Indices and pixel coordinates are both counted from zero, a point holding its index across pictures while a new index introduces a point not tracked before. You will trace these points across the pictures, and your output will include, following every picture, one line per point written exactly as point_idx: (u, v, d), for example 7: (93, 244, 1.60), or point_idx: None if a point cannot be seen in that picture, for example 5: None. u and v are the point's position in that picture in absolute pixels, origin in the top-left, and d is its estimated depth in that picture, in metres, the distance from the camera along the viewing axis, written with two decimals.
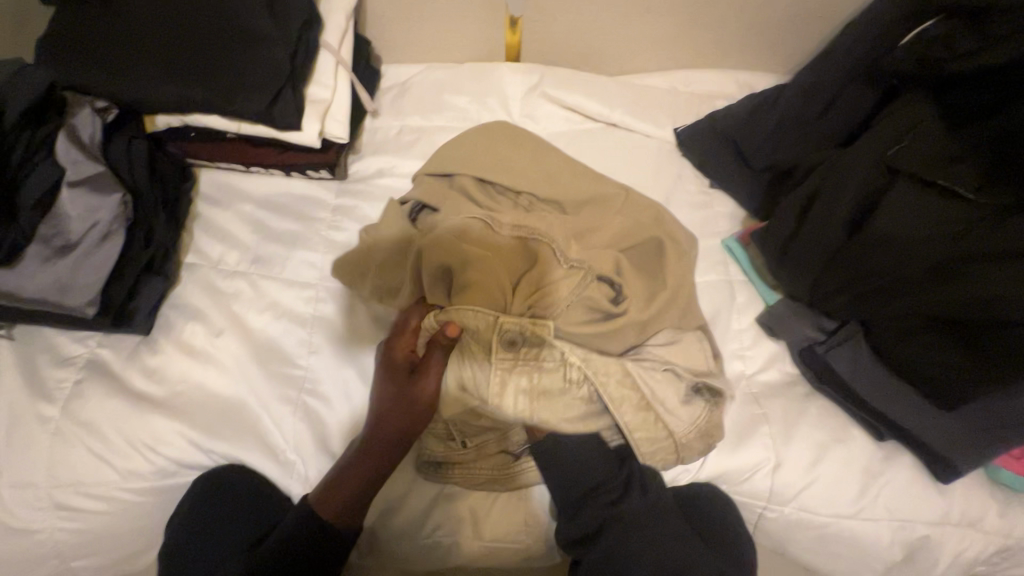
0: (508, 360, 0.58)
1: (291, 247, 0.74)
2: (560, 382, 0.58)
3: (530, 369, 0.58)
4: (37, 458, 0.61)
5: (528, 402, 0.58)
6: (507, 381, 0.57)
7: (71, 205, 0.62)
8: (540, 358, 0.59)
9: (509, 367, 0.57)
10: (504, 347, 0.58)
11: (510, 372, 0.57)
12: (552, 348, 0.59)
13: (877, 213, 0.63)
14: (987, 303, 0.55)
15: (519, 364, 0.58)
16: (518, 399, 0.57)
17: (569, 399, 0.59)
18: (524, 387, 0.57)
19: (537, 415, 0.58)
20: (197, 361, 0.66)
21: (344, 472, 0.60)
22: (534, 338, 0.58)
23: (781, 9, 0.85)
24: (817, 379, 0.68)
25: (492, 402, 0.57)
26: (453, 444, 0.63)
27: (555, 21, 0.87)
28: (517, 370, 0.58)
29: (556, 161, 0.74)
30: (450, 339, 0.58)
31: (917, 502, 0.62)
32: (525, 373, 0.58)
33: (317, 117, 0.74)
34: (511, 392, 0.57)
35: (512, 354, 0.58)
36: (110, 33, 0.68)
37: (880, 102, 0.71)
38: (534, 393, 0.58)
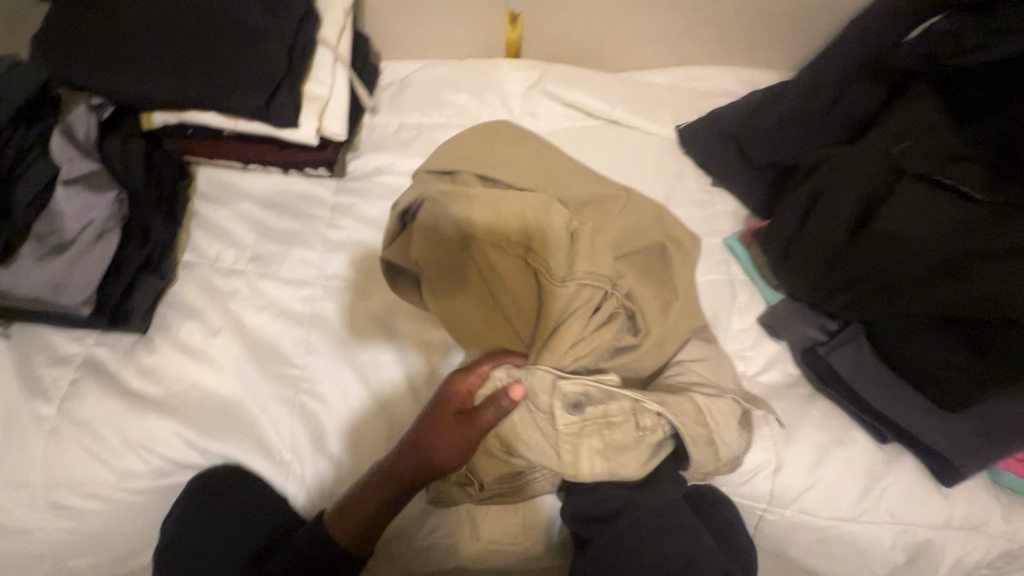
0: (576, 422, 0.54)
1: (289, 246, 0.73)
2: (632, 439, 0.55)
3: (602, 427, 0.55)
4: (32, 459, 0.61)
5: (601, 458, 0.54)
6: (578, 444, 0.54)
7: (66, 203, 0.61)
8: (608, 414, 0.55)
9: (577, 430, 0.54)
10: (570, 410, 0.55)
11: (580, 435, 0.54)
12: (619, 403, 0.55)
13: (880, 213, 0.62)
14: (993, 302, 0.55)
15: (587, 423, 0.54)
16: (586, 457, 0.54)
17: (637, 452, 0.55)
18: (598, 447, 0.54)
19: (602, 471, 0.54)
20: (195, 360, 0.66)
21: (356, 493, 0.59)
22: (598, 396, 0.55)
23: (784, 5, 0.84)
24: (819, 379, 0.67)
25: (565, 464, 0.54)
26: (470, 488, 0.60)
27: (556, 17, 0.86)
28: (587, 431, 0.54)
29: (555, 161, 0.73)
30: (512, 400, 0.54)
31: (919, 505, 0.61)
32: (596, 434, 0.54)
33: (314, 114, 0.73)
34: (585, 457, 0.54)
35: (579, 416, 0.55)
36: (106, 29, 0.67)
37: (886, 96, 0.70)
38: (601, 450, 0.55)
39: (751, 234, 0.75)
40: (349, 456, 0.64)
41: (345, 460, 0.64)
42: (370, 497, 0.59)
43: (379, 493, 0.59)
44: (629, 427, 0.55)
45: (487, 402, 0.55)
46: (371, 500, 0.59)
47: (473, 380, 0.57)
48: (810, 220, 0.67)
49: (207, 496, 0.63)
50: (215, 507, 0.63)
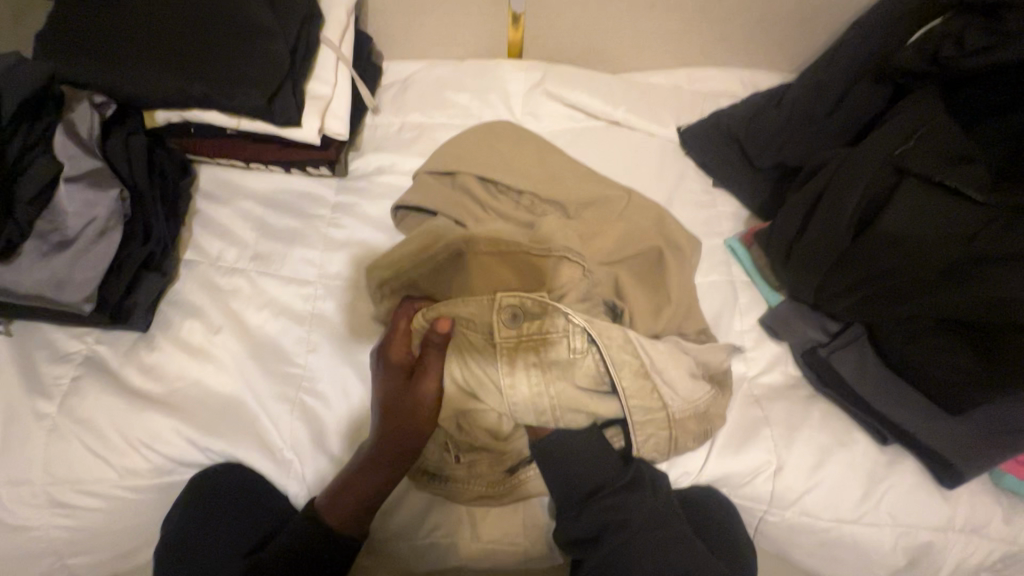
0: (514, 336, 0.58)
1: (290, 244, 0.73)
2: (564, 358, 0.58)
3: (537, 344, 0.58)
4: (32, 455, 0.61)
5: (539, 377, 0.57)
6: (514, 362, 0.57)
7: (69, 200, 0.61)
8: (542, 332, 0.58)
9: (515, 344, 0.58)
10: (509, 324, 0.58)
11: (515, 355, 0.58)
12: (554, 321, 0.58)
13: (886, 210, 0.62)
14: (996, 304, 0.55)
15: (523, 341, 0.58)
16: (528, 381, 0.57)
17: (578, 370, 0.58)
18: (535, 362, 0.58)
19: (553, 397, 0.57)
20: (195, 358, 0.66)
21: (354, 483, 0.58)
22: (534, 310, 0.58)
23: (787, 7, 0.84)
24: (820, 381, 0.67)
25: (505, 381, 0.57)
26: (449, 458, 0.62)
27: (559, 18, 0.86)
28: (523, 345, 0.58)
29: (556, 162, 0.73)
30: (444, 334, 0.57)
31: (921, 508, 0.61)
32: (532, 350, 0.58)
33: (317, 113, 0.73)
34: (522, 374, 0.57)
35: (517, 329, 0.58)
36: (110, 28, 0.68)
37: (886, 100, 0.71)
38: (538, 367, 0.58)
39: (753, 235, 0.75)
40: (349, 455, 0.64)
41: (346, 460, 0.64)
42: (362, 490, 0.58)
43: (367, 481, 0.58)
44: (566, 344, 0.58)
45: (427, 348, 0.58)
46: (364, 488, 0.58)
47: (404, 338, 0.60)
48: (814, 223, 0.66)
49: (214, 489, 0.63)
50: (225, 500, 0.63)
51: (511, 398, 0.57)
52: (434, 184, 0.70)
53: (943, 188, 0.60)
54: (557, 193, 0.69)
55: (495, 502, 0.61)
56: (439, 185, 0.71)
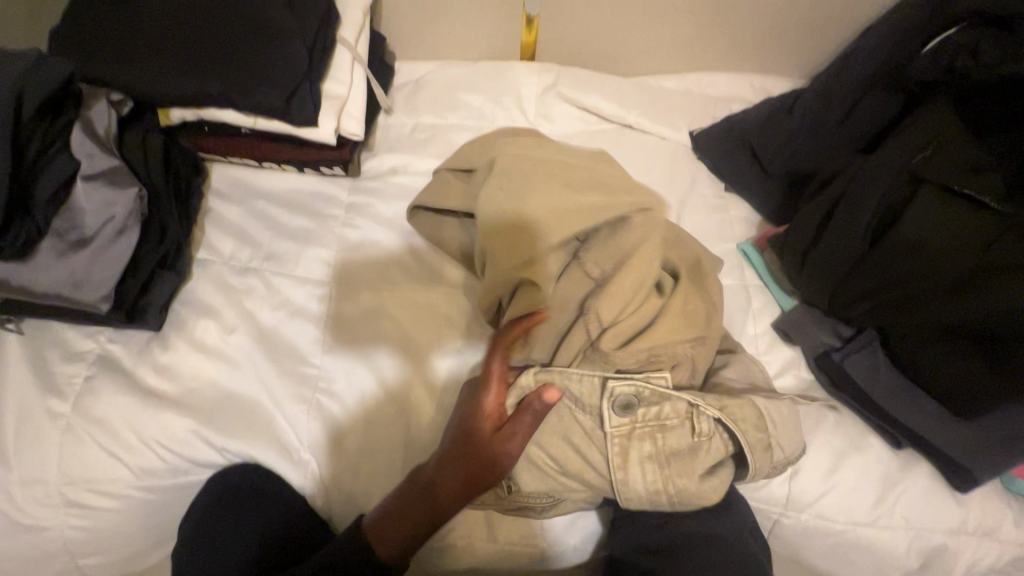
0: (627, 424, 0.57)
1: (303, 245, 0.73)
2: (687, 443, 0.56)
3: (653, 431, 0.57)
4: (47, 455, 0.60)
5: (657, 471, 0.56)
6: (630, 455, 0.56)
7: (86, 199, 0.61)
8: (661, 418, 0.57)
9: (629, 431, 0.57)
10: (618, 412, 0.57)
11: (630, 438, 0.57)
12: (673, 405, 0.57)
13: (903, 219, 0.62)
14: (1003, 314, 0.56)
15: (638, 429, 0.57)
16: (647, 475, 0.55)
17: (700, 458, 0.56)
18: (649, 453, 0.56)
19: (670, 488, 0.55)
20: (211, 358, 0.66)
21: (406, 502, 0.56)
22: (651, 397, 0.58)
23: (799, 13, 0.85)
24: (832, 386, 0.68)
25: (618, 476, 0.55)
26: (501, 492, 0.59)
27: (573, 21, 0.87)
28: (639, 434, 0.57)
29: (580, 168, 0.73)
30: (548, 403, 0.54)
31: (934, 511, 0.62)
32: (648, 438, 0.57)
33: (333, 114, 0.73)
34: (638, 464, 0.56)
35: (631, 418, 0.57)
36: (125, 26, 0.67)
37: (899, 108, 0.71)
38: (657, 462, 0.56)
39: (765, 240, 0.76)
40: (362, 459, 0.64)
41: (360, 462, 0.64)
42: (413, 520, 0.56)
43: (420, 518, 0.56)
44: (691, 429, 0.56)
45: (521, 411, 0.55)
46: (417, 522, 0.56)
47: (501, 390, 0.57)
48: (829, 231, 0.67)
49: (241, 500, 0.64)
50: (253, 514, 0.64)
51: (626, 490, 0.55)
52: (439, 183, 0.70)
53: (959, 199, 0.61)
54: None
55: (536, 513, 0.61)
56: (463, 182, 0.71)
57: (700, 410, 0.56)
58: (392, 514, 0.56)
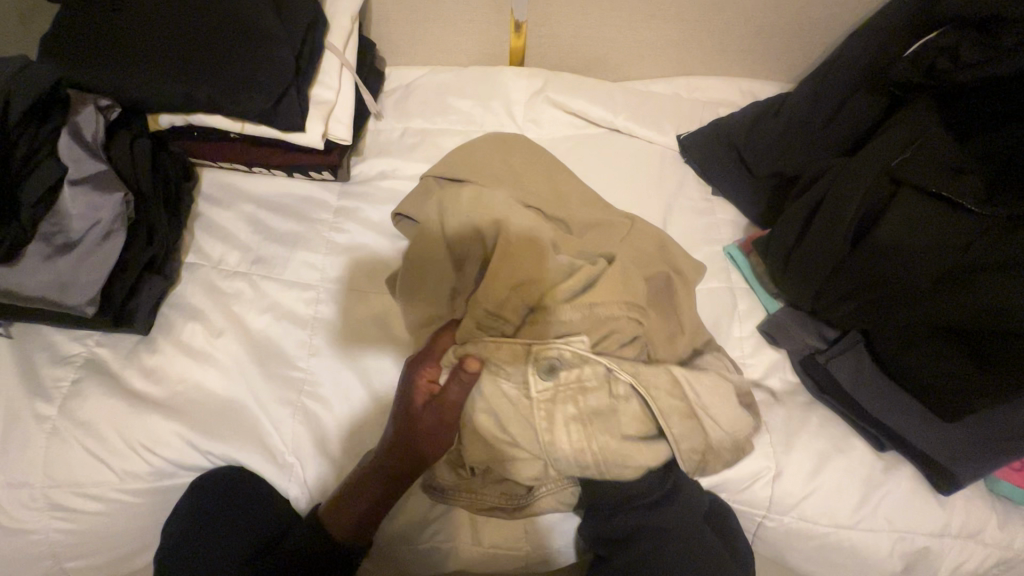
0: (550, 389, 0.57)
1: (292, 248, 0.73)
2: (607, 404, 0.57)
3: (575, 394, 0.57)
4: (33, 458, 0.60)
5: (580, 431, 0.57)
6: (553, 416, 0.56)
7: (73, 203, 0.62)
8: (582, 380, 0.57)
9: (552, 397, 0.56)
10: (544, 376, 0.57)
11: (554, 402, 0.57)
12: (593, 368, 0.57)
13: (883, 219, 0.62)
14: (990, 313, 0.56)
15: (561, 392, 0.57)
16: (569, 436, 0.56)
17: (621, 418, 0.57)
18: (573, 415, 0.57)
19: (594, 451, 0.56)
20: (198, 361, 0.66)
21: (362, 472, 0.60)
22: (572, 360, 0.57)
23: (785, 18, 0.85)
24: (818, 388, 0.68)
25: (543, 438, 0.56)
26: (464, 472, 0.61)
27: (561, 26, 0.87)
28: (561, 398, 0.57)
29: (565, 180, 0.74)
30: (472, 373, 0.56)
31: (917, 513, 0.62)
32: (569, 401, 0.57)
33: (321, 119, 0.74)
34: (561, 426, 0.56)
35: (552, 383, 0.56)
36: (114, 33, 0.68)
37: (883, 111, 0.72)
38: (581, 424, 0.57)
39: (751, 243, 0.77)
40: (348, 461, 0.64)
41: (347, 463, 0.64)
42: (364, 493, 0.59)
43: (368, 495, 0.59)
44: (615, 394, 0.57)
45: (451, 381, 0.57)
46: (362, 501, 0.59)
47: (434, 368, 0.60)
48: (811, 232, 0.67)
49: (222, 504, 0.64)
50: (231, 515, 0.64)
51: (552, 452, 0.56)
52: (424, 194, 0.72)
53: (942, 200, 0.61)
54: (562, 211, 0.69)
55: (508, 514, 0.62)
56: (448, 192, 0.71)
57: (617, 373, 0.57)
58: (355, 490, 0.59)
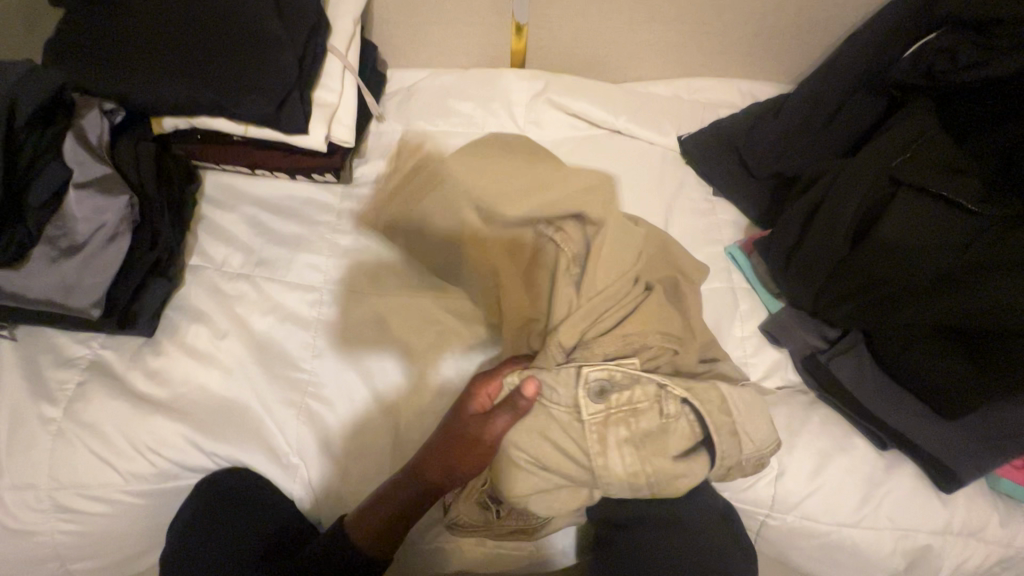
0: (602, 411, 0.56)
1: (295, 251, 0.74)
2: (657, 425, 0.56)
3: (627, 415, 0.56)
4: (38, 460, 0.61)
5: (634, 454, 0.55)
6: (605, 439, 0.55)
7: (78, 207, 0.62)
8: (634, 402, 0.56)
9: (603, 419, 0.55)
10: (594, 398, 0.56)
11: (606, 424, 0.55)
12: (643, 388, 0.57)
13: (884, 220, 0.63)
14: (989, 312, 0.57)
15: (612, 414, 0.56)
16: (622, 458, 0.54)
17: (672, 439, 0.55)
18: (626, 437, 0.55)
19: (647, 472, 0.55)
20: (202, 363, 0.66)
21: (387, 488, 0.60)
22: (622, 380, 0.58)
23: (785, 20, 0.86)
24: (820, 387, 0.68)
25: (596, 461, 0.54)
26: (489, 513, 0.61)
27: (562, 28, 0.88)
28: (613, 420, 0.56)
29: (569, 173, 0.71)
30: (529, 397, 0.56)
31: (919, 511, 0.62)
32: (622, 422, 0.56)
33: (324, 121, 0.74)
34: (613, 448, 0.55)
35: (604, 404, 0.56)
36: (118, 37, 0.68)
37: (879, 115, 0.73)
38: (631, 445, 0.55)
39: (752, 243, 0.77)
40: (352, 461, 0.64)
41: (350, 464, 0.65)
42: (400, 505, 0.59)
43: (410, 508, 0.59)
44: (661, 417, 0.56)
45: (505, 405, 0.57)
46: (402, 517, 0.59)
47: (491, 389, 0.59)
48: (812, 234, 0.67)
49: (222, 507, 0.64)
50: (228, 522, 0.64)
51: (604, 475, 0.54)
52: (430, 197, 0.72)
53: (940, 201, 0.62)
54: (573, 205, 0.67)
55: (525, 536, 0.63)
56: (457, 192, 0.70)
57: (668, 392, 0.57)
58: (372, 502, 0.60)
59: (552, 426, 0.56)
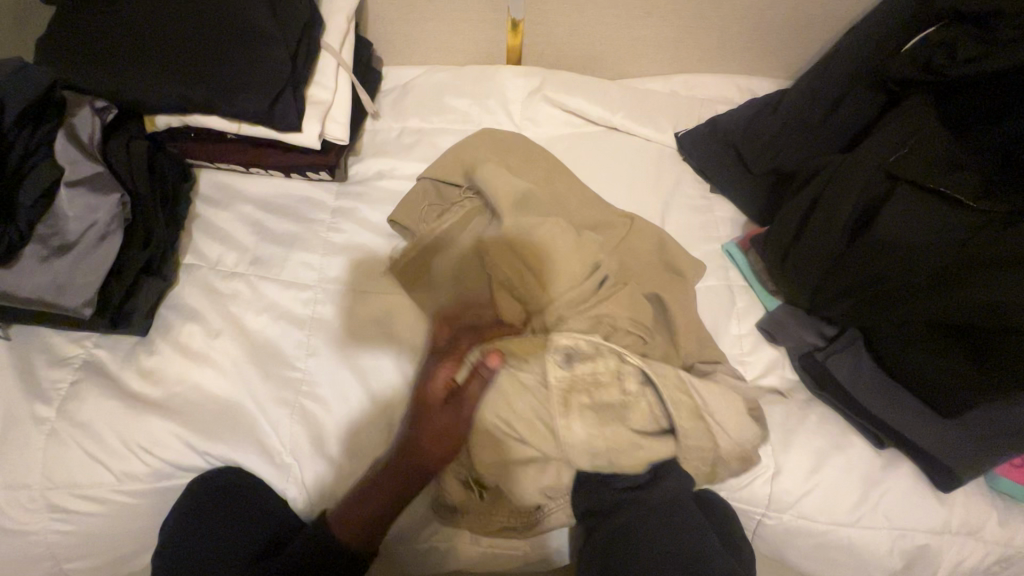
0: (566, 378, 0.58)
1: (289, 249, 0.73)
2: (618, 399, 0.58)
3: (589, 386, 0.58)
4: (31, 459, 0.61)
5: (594, 421, 0.57)
6: (568, 403, 0.57)
7: (69, 205, 0.62)
8: (596, 373, 0.58)
9: (566, 388, 0.57)
10: (560, 367, 0.58)
11: (569, 392, 0.57)
12: (606, 362, 0.59)
13: (879, 217, 0.63)
14: (992, 310, 0.55)
15: (575, 382, 0.58)
16: (585, 426, 0.56)
17: (631, 413, 0.58)
18: (588, 405, 0.57)
19: (607, 439, 0.57)
20: (195, 362, 0.66)
21: (369, 490, 0.59)
22: (586, 353, 0.59)
23: (783, 15, 0.85)
24: (815, 386, 0.67)
25: (560, 426, 0.56)
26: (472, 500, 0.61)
27: (558, 24, 0.87)
28: (575, 390, 0.57)
29: (565, 183, 0.74)
30: (494, 367, 0.57)
31: (916, 510, 0.62)
32: (583, 392, 0.57)
33: (317, 119, 0.73)
34: (576, 417, 0.57)
35: (569, 372, 0.58)
36: (109, 35, 0.68)
37: (879, 109, 0.71)
38: (596, 418, 0.57)
39: (750, 241, 0.76)
40: (346, 460, 0.64)
41: (345, 465, 0.64)
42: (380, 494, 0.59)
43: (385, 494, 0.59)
44: (625, 393, 0.58)
45: (472, 378, 0.57)
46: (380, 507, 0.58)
47: (452, 366, 0.59)
48: (806, 232, 0.67)
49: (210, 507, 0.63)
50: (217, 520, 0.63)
51: (566, 444, 0.56)
52: (421, 198, 0.73)
53: (938, 196, 0.61)
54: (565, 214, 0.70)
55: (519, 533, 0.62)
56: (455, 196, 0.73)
57: (628, 364, 0.59)
58: (353, 500, 0.59)
59: (520, 402, 0.58)
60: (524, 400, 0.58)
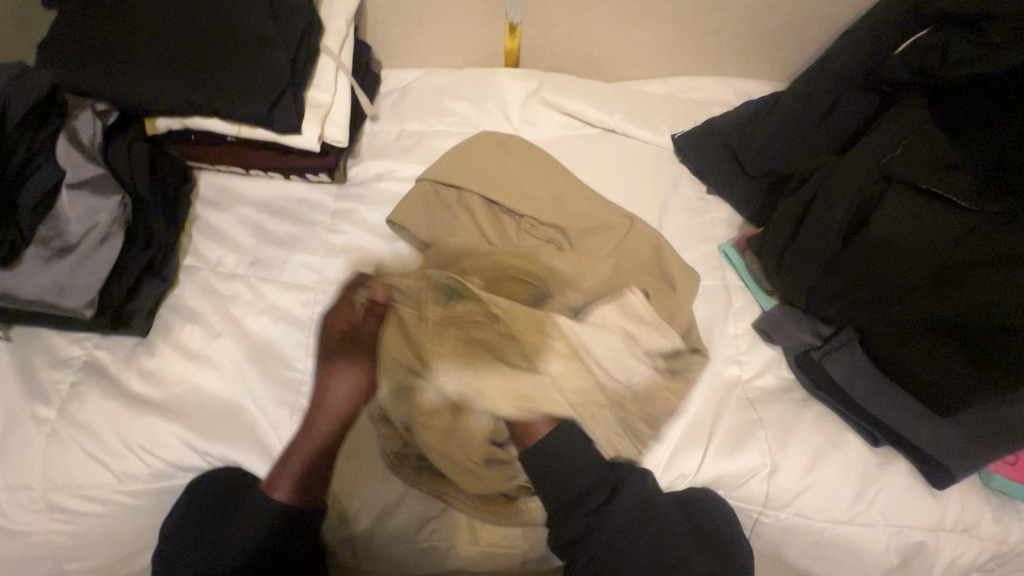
0: (443, 311, 0.64)
1: (290, 250, 0.74)
2: (493, 336, 0.64)
3: (462, 321, 0.64)
4: (32, 459, 0.61)
5: (462, 355, 0.63)
6: (441, 333, 0.64)
7: (71, 206, 0.63)
8: (468, 310, 0.64)
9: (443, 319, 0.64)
10: (441, 299, 0.64)
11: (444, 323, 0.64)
12: (478, 303, 0.64)
13: (874, 216, 0.64)
14: (983, 309, 0.57)
15: (451, 316, 0.64)
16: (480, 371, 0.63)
17: (511, 349, 0.63)
18: (460, 337, 0.64)
19: (484, 372, 0.62)
20: (196, 363, 0.66)
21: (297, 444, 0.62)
22: (466, 292, 0.64)
23: (778, 18, 0.86)
24: (812, 384, 0.68)
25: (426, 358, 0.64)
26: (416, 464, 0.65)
27: (555, 28, 0.88)
28: (451, 322, 0.64)
29: (564, 185, 0.75)
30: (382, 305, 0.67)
31: (912, 507, 0.62)
32: (457, 325, 0.64)
33: (317, 121, 0.74)
34: (445, 344, 0.64)
35: (444, 306, 0.64)
36: (110, 39, 0.69)
37: (875, 110, 0.72)
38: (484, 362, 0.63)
39: (746, 241, 0.77)
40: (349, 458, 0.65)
41: None
42: (317, 442, 0.63)
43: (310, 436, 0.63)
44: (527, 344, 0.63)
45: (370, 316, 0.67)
46: (318, 456, 0.63)
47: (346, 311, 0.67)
48: (802, 231, 0.68)
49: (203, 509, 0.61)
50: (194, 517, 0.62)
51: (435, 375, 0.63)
52: (420, 198, 0.73)
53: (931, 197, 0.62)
54: (563, 215, 0.72)
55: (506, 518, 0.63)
56: (450, 196, 0.73)
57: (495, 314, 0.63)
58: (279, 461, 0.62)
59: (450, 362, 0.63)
60: (392, 324, 0.67)
